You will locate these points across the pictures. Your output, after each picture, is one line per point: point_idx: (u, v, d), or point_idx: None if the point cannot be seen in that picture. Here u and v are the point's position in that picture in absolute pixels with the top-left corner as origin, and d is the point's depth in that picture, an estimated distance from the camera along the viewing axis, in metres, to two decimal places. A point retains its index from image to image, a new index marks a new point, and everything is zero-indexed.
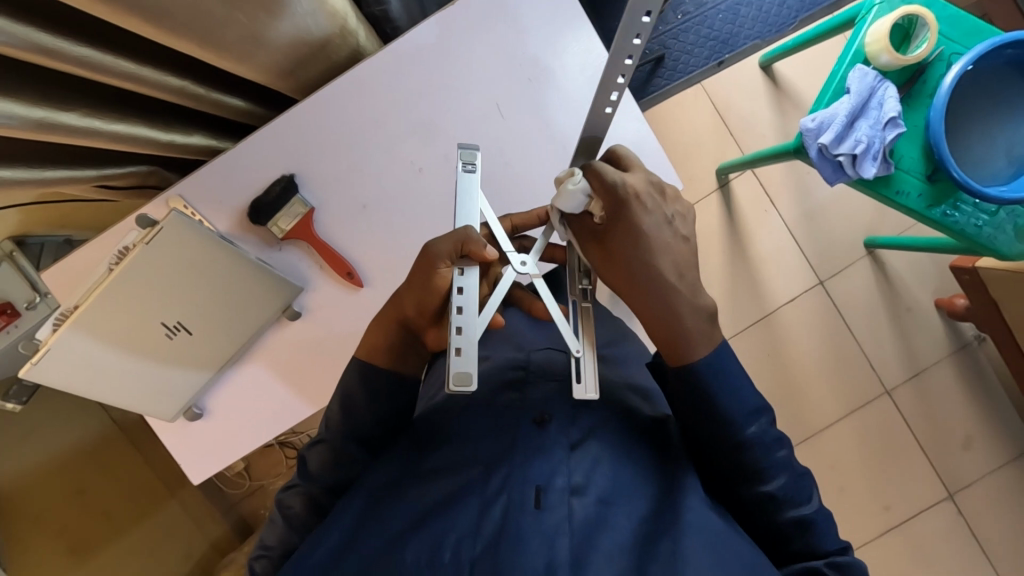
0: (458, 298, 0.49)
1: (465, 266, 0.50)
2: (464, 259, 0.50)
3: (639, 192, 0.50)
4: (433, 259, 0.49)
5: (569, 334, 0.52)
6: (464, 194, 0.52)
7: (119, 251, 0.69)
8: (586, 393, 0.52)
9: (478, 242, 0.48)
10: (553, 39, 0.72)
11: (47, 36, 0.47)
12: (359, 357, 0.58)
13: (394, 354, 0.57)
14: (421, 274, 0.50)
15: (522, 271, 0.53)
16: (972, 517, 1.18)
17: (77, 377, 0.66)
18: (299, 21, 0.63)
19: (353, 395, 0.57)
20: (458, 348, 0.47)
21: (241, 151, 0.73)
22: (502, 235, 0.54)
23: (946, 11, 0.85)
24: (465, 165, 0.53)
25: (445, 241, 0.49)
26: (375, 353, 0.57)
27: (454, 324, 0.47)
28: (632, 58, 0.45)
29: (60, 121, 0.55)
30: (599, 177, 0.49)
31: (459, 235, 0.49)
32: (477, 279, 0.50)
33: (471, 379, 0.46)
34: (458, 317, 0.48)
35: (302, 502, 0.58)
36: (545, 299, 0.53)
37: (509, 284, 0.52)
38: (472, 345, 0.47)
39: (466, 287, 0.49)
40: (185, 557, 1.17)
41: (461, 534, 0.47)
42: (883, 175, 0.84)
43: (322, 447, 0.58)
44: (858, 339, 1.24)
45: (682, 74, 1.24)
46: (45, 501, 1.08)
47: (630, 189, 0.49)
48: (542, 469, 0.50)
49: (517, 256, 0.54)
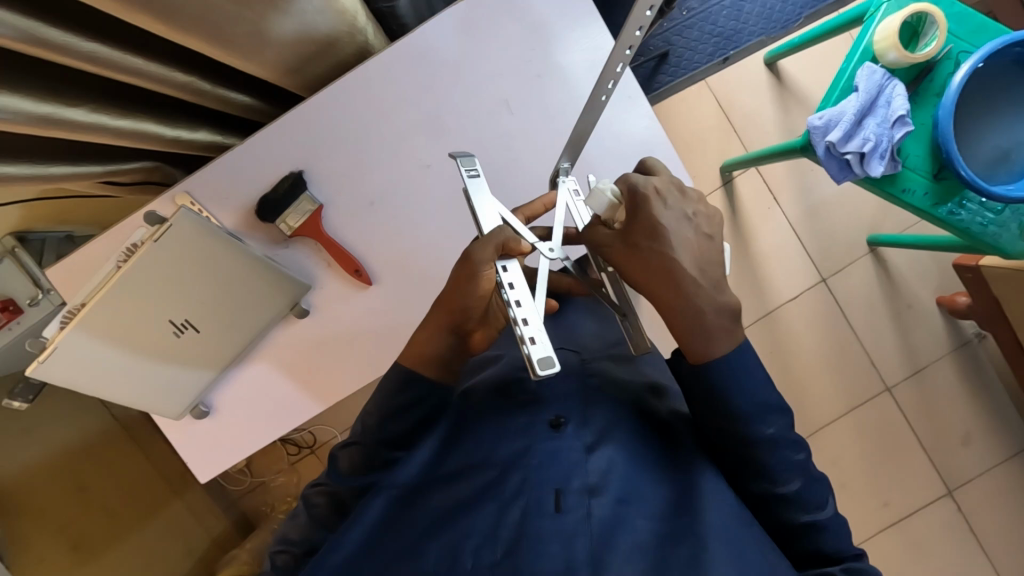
0: (512, 292, 0.47)
1: (506, 262, 0.48)
2: (503, 256, 0.49)
3: (657, 191, 0.54)
4: (476, 265, 0.48)
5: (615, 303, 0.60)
6: (480, 197, 0.51)
7: (127, 248, 0.68)
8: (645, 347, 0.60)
9: (517, 239, 0.49)
10: (563, 34, 0.72)
11: (55, 31, 0.46)
12: (403, 363, 0.55)
13: (440, 359, 0.54)
14: (467, 281, 0.49)
15: (553, 256, 0.54)
16: (971, 512, 1.19)
17: (83, 376, 0.65)
18: (307, 18, 0.62)
19: (393, 399, 0.54)
20: (533, 336, 0.45)
21: (248, 148, 0.72)
22: (522, 229, 0.53)
23: (954, 9, 0.85)
24: (469, 171, 0.52)
25: (485, 245, 0.48)
26: (421, 364, 0.54)
27: (519, 317, 0.46)
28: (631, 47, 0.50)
29: (67, 118, 0.54)
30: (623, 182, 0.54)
31: (496, 237, 0.48)
32: (522, 271, 0.48)
33: (554, 360, 0.44)
34: (519, 310, 0.46)
35: (327, 499, 0.56)
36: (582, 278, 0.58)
37: (549, 272, 0.52)
38: (543, 332, 0.45)
39: (515, 281, 0.48)
40: (189, 552, 1.18)
41: (480, 537, 0.48)
42: (891, 173, 0.84)
43: (353, 449, 0.56)
44: (859, 336, 1.24)
45: (686, 71, 1.22)
46: (46, 493, 1.04)
47: (650, 187, 0.54)
48: (559, 472, 0.50)
49: (545, 245, 0.54)
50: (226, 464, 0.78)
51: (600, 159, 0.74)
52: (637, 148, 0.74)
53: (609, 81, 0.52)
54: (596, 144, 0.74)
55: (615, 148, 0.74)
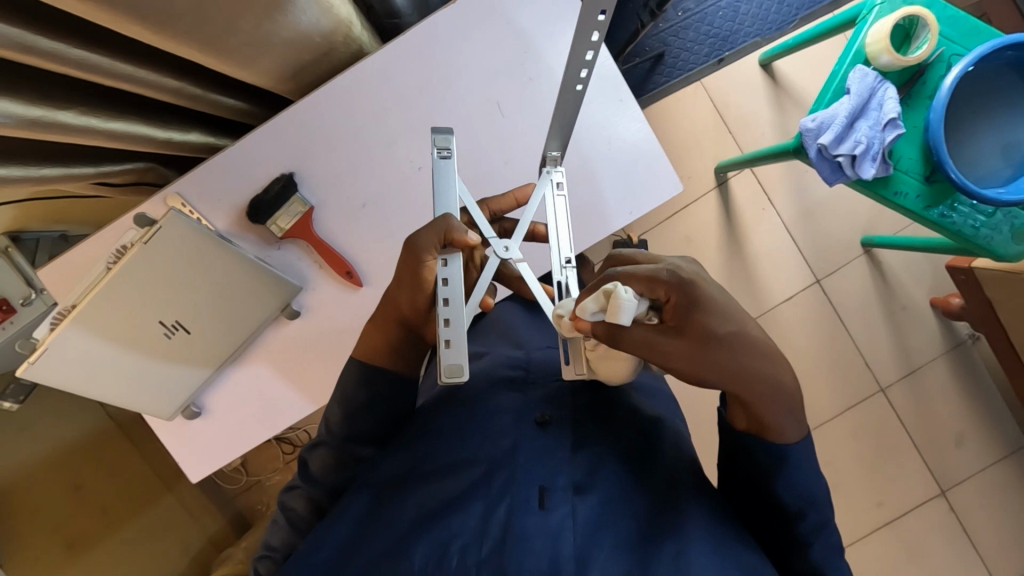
0: (444, 290, 0.50)
1: (448, 256, 0.50)
2: (447, 248, 0.50)
3: (694, 271, 0.46)
4: (419, 254, 0.49)
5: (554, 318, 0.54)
6: (442, 183, 0.52)
7: (116, 250, 0.68)
8: (575, 373, 0.56)
9: (459, 231, 0.49)
10: (553, 38, 0.72)
11: (44, 39, 0.46)
12: (358, 356, 0.57)
13: (396, 354, 0.56)
14: (408, 271, 0.50)
15: (505, 256, 0.54)
16: (963, 513, 1.19)
17: (74, 377, 0.66)
18: (302, 26, 0.62)
19: (354, 397, 0.56)
20: (448, 339, 0.48)
21: (238, 151, 0.72)
22: (483, 221, 0.55)
23: (947, 12, 0.85)
24: (440, 151, 0.52)
25: (428, 234, 0.49)
26: (375, 355, 0.56)
27: (441, 317, 0.49)
28: (596, 34, 0.45)
29: (57, 120, 0.54)
30: (643, 276, 0.45)
31: (440, 226, 0.49)
32: (461, 266, 0.51)
33: (462, 370, 0.48)
34: (445, 310, 0.49)
35: (304, 503, 0.59)
36: (529, 283, 0.55)
37: (492, 273, 0.53)
38: (460, 335, 0.49)
39: (451, 277, 0.50)
40: (183, 551, 1.17)
41: (467, 536, 0.47)
42: (882, 175, 0.85)
43: (322, 452, 0.58)
44: (853, 336, 1.25)
45: (682, 71, 1.24)
46: (44, 490, 1.07)
47: (687, 271, 0.46)
48: (544, 470, 0.50)
49: (499, 242, 0.55)
50: (220, 463, 0.79)
51: (590, 158, 0.74)
52: (629, 152, 0.74)
53: (589, 51, 0.47)
54: (586, 147, 0.74)
55: (607, 151, 0.74)
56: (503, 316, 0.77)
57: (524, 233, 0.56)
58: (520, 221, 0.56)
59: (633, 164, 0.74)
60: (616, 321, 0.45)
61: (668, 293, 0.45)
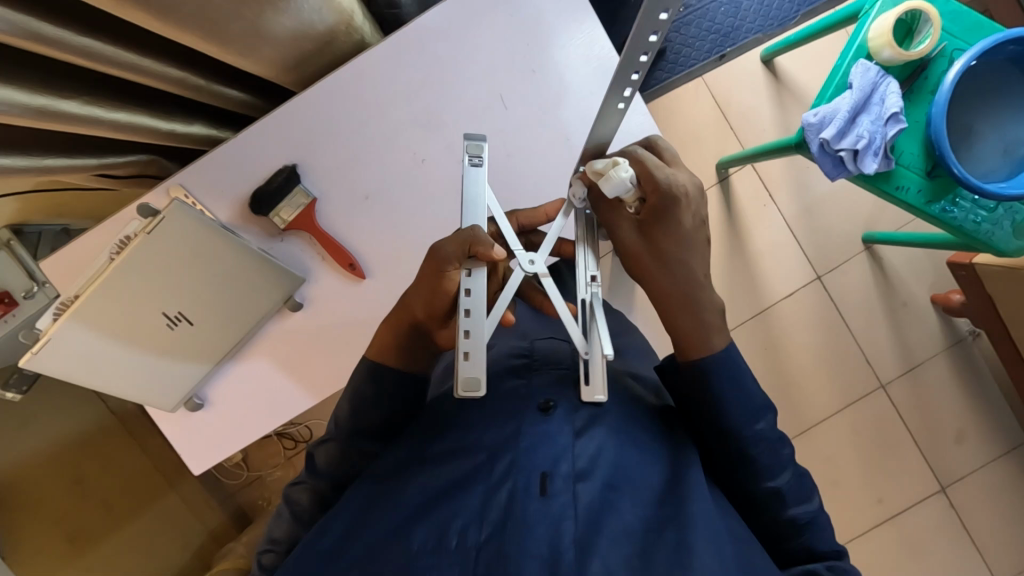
0: (465, 301, 0.50)
1: (472, 268, 0.50)
2: (471, 259, 0.50)
3: (687, 190, 0.52)
4: (442, 261, 0.49)
5: (577, 336, 0.57)
6: (471, 191, 0.53)
7: (120, 240, 0.68)
8: (595, 395, 0.56)
9: (484, 243, 0.48)
10: (557, 30, 0.72)
11: (48, 25, 0.46)
12: (370, 356, 0.58)
13: (404, 352, 0.56)
14: (429, 276, 0.50)
15: (529, 270, 0.55)
16: (962, 509, 1.20)
17: (77, 368, 0.66)
18: (304, 16, 0.62)
19: (361, 392, 0.56)
20: (467, 351, 0.49)
21: (240, 142, 0.72)
22: (510, 233, 0.55)
23: (949, 6, 0.85)
24: (471, 159, 0.53)
25: (453, 243, 0.49)
26: (385, 353, 0.57)
27: (463, 328, 0.50)
28: (647, 54, 0.45)
29: (61, 110, 0.54)
30: (642, 165, 0.51)
31: (466, 235, 0.49)
32: (484, 281, 0.51)
33: (478, 383, 0.48)
34: (466, 320, 0.50)
35: (309, 496, 0.59)
36: (552, 297, 0.56)
37: (517, 285, 0.54)
38: (480, 348, 0.49)
39: (473, 289, 0.50)
40: (185, 545, 1.18)
41: (466, 519, 0.47)
42: (884, 170, 0.85)
43: (329, 445, 0.59)
44: (853, 332, 1.25)
45: (683, 67, 1.25)
46: (46, 486, 1.06)
47: (678, 186, 0.52)
48: (546, 456, 0.50)
49: (525, 254, 0.55)
50: (223, 455, 0.79)
51: None
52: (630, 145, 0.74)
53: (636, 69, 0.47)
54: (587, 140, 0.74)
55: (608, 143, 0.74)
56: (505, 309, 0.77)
57: (549, 249, 0.57)
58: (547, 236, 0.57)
59: None
60: (603, 189, 0.52)
61: (650, 192, 0.51)
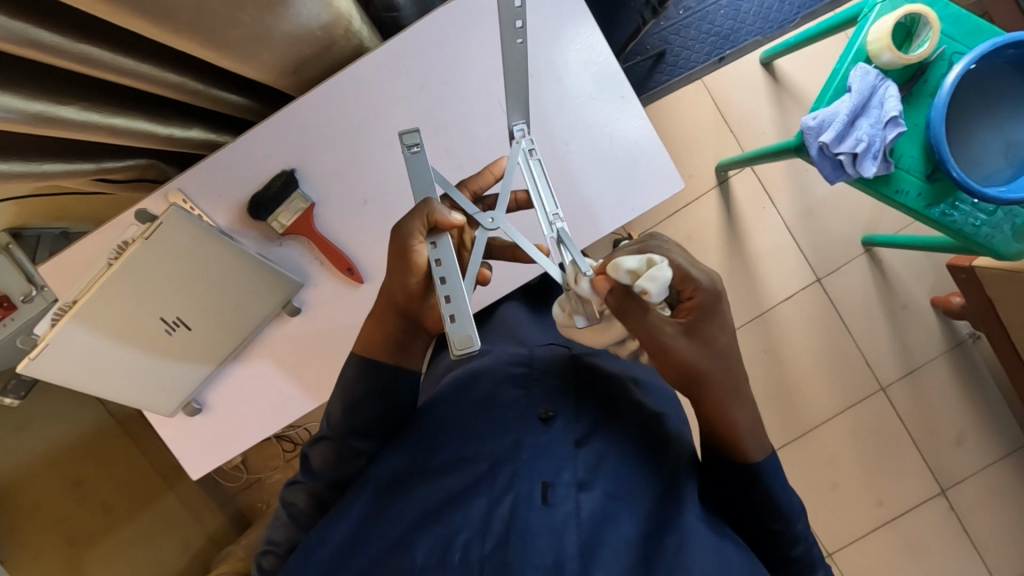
0: (438, 269, 0.49)
1: (436, 238, 0.51)
2: (433, 232, 0.51)
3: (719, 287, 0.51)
4: (407, 240, 0.50)
5: (555, 272, 0.54)
6: (418, 175, 0.52)
7: (118, 245, 0.68)
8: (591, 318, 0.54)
9: (441, 211, 0.50)
10: (557, 35, 0.72)
11: (46, 32, 0.46)
12: (358, 352, 0.58)
13: (393, 345, 0.56)
14: (399, 260, 0.52)
15: (493, 227, 0.53)
16: (963, 511, 1.19)
17: (76, 372, 0.66)
18: (302, 21, 0.62)
19: (353, 392, 0.56)
20: (452, 314, 0.47)
21: (240, 147, 0.72)
22: (465, 201, 0.54)
23: (948, 10, 0.85)
24: (409, 147, 0.51)
25: (412, 220, 0.50)
26: (375, 349, 0.57)
27: (441, 294, 0.48)
28: None
29: (59, 116, 0.54)
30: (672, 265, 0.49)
31: (423, 210, 0.50)
32: (451, 244, 0.51)
33: (472, 339, 0.47)
34: (444, 287, 0.49)
35: (306, 498, 0.58)
36: (523, 247, 0.54)
37: (484, 246, 0.52)
38: (464, 308, 0.47)
39: (443, 257, 0.50)
40: (183, 549, 1.17)
41: (469, 531, 0.47)
42: (883, 174, 0.85)
43: (324, 445, 0.58)
44: (854, 335, 1.25)
45: (682, 70, 1.24)
46: (44, 488, 1.06)
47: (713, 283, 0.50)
48: (548, 466, 0.50)
49: (483, 216, 0.53)
50: (221, 460, 0.79)
51: (590, 156, 0.74)
52: (629, 149, 0.74)
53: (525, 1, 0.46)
54: (586, 145, 0.74)
55: (607, 148, 0.74)
56: (505, 314, 0.77)
57: (507, 203, 0.55)
58: (500, 193, 0.55)
59: (634, 162, 0.74)
60: (648, 293, 0.46)
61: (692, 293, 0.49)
